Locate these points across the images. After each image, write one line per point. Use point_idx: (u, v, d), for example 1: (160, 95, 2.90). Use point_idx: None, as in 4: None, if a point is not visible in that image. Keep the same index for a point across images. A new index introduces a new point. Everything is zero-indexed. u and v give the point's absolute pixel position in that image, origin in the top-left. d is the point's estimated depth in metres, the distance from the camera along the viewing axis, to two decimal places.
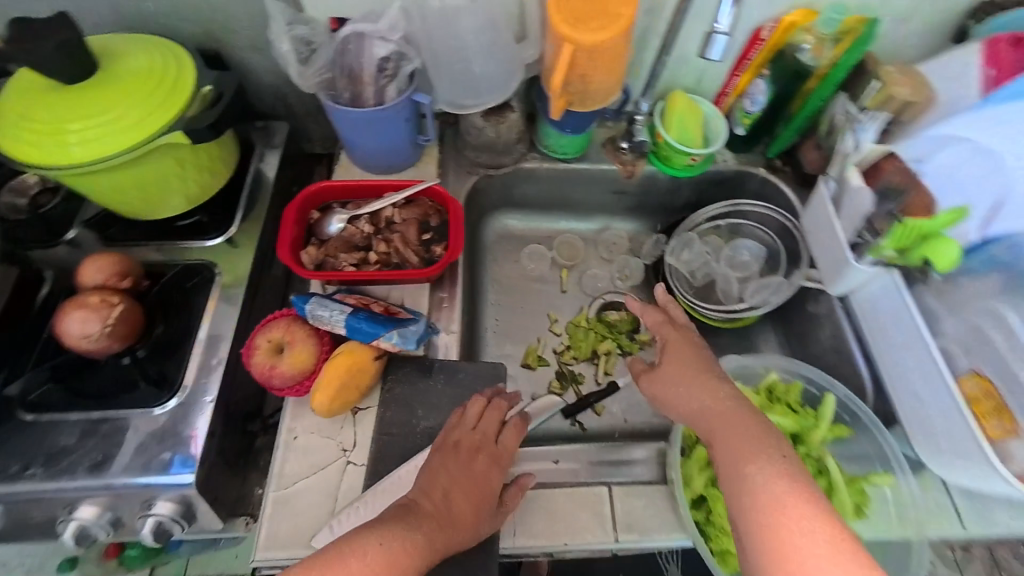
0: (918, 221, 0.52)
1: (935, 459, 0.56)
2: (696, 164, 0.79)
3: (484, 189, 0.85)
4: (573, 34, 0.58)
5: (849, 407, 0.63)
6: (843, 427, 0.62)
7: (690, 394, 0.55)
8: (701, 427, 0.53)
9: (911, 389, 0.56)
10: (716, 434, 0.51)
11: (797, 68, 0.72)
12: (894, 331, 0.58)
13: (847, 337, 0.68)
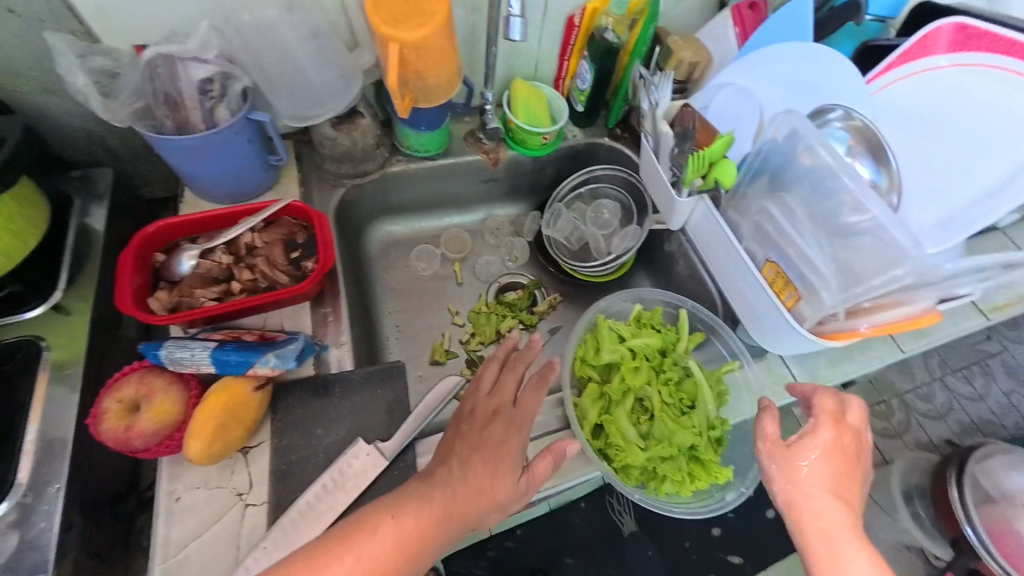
0: (713, 144, 0.60)
1: (769, 342, 0.65)
2: (549, 142, 0.88)
3: (353, 200, 0.84)
4: (394, 32, 0.60)
5: (699, 316, 0.74)
6: (699, 333, 0.73)
7: (810, 471, 0.50)
8: (804, 502, 0.49)
9: (738, 289, 0.65)
10: (822, 517, 0.48)
11: (607, 46, 0.80)
12: (718, 247, 0.66)
13: (696, 265, 0.80)
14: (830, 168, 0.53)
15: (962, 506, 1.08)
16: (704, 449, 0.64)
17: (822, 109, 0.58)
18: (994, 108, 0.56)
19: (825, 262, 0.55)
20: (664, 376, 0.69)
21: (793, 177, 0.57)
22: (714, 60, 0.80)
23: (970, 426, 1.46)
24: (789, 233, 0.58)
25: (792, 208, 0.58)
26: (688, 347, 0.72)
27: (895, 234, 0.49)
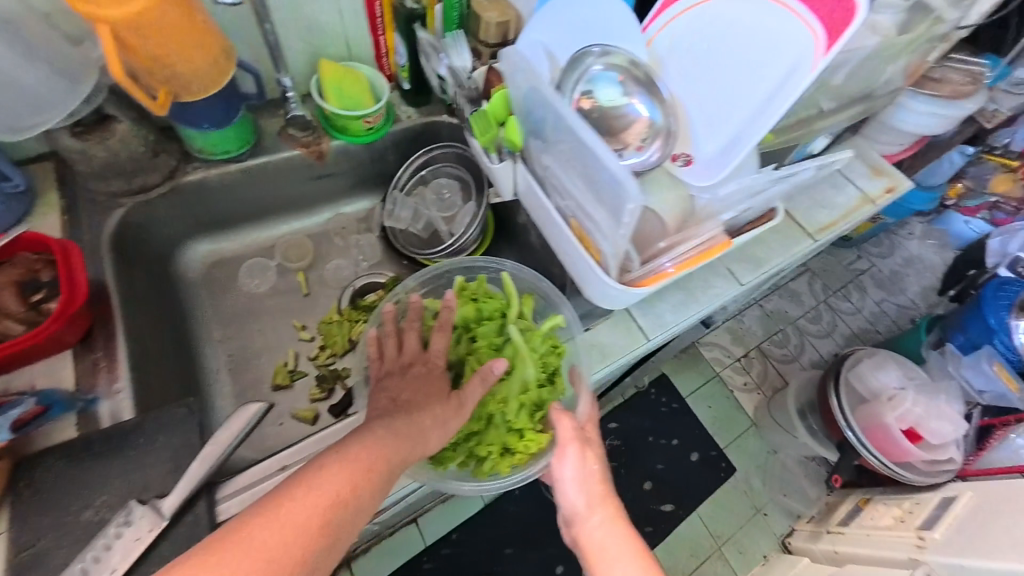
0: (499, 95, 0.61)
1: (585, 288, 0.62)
2: (376, 126, 0.80)
3: (144, 219, 0.71)
4: (93, 7, 0.49)
5: (523, 276, 0.70)
6: (523, 295, 0.68)
7: (575, 469, 0.58)
8: (573, 492, 0.58)
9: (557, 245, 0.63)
10: (583, 503, 0.57)
11: (407, 14, 0.74)
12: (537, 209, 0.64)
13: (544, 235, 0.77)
14: (569, 123, 0.48)
15: (842, 414, 1.19)
16: (512, 415, 0.61)
17: (577, 55, 0.54)
18: (756, 36, 0.53)
19: (600, 215, 0.52)
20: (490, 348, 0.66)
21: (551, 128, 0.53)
22: (522, 19, 0.75)
23: (851, 337, 1.62)
24: (568, 186, 0.55)
25: (563, 160, 0.54)
26: (514, 312, 0.67)
27: (614, 171, 0.45)
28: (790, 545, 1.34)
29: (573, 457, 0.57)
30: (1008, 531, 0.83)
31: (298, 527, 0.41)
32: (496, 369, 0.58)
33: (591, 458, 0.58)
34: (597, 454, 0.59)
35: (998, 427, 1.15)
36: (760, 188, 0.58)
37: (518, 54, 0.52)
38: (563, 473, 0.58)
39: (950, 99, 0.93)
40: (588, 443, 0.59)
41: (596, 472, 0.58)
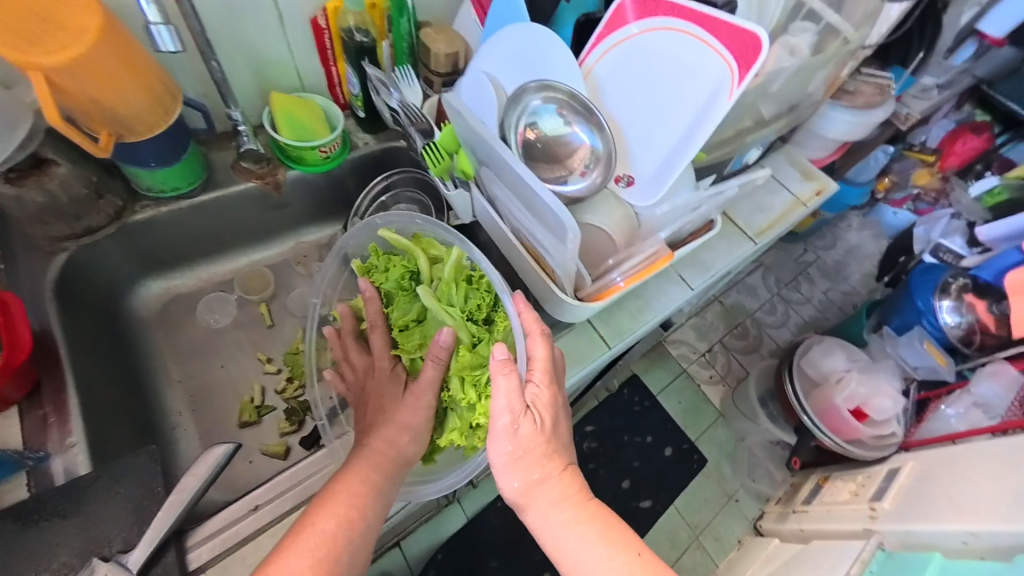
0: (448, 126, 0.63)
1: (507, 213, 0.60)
2: (331, 155, 0.81)
3: (91, 261, 0.69)
4: (22, 53, 0.48)
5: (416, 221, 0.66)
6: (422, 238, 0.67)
7: (504, 450, 0.55)
8: (511, 473, 0.56)
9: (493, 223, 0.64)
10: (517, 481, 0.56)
11: (358, 48, 0.75)
12: (489, 224, 0.66)
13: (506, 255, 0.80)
14: (505, 160, 0.52)
15: (797, 401, 1.29)
16: (459, 396, 0.61)
17: (516, 94, 0.56)
18: (677, 66, 0.58)
19: (547, 238, 0.56)
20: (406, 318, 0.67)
21: (490, 160, 0.56)
22: (471, 49, 0.80)
23: (804, 324, 1.73)
24: (515, 212, 0.59)
25: (508, 188, 0.58)
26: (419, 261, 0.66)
27: (545, 200, 0.49)
28: (761, 527, 1.41)
29: (506, 434, 0.54)
30: (951, 497, 0.90)
31: (319, 549, 0.48)
32: (442, 341, 0.60)
33: (533, 431, 0.55)
34: (539, 424, 0.55)
35: (933, 399, 1.27)
36: (696, 204, 0.63)
37: (456, 100, 0.57)
38: (496, 453, 0.55)
39: (865, 109, 1.03)
40: (528, 412, 0.55)
41: (534, 447, 0.55)
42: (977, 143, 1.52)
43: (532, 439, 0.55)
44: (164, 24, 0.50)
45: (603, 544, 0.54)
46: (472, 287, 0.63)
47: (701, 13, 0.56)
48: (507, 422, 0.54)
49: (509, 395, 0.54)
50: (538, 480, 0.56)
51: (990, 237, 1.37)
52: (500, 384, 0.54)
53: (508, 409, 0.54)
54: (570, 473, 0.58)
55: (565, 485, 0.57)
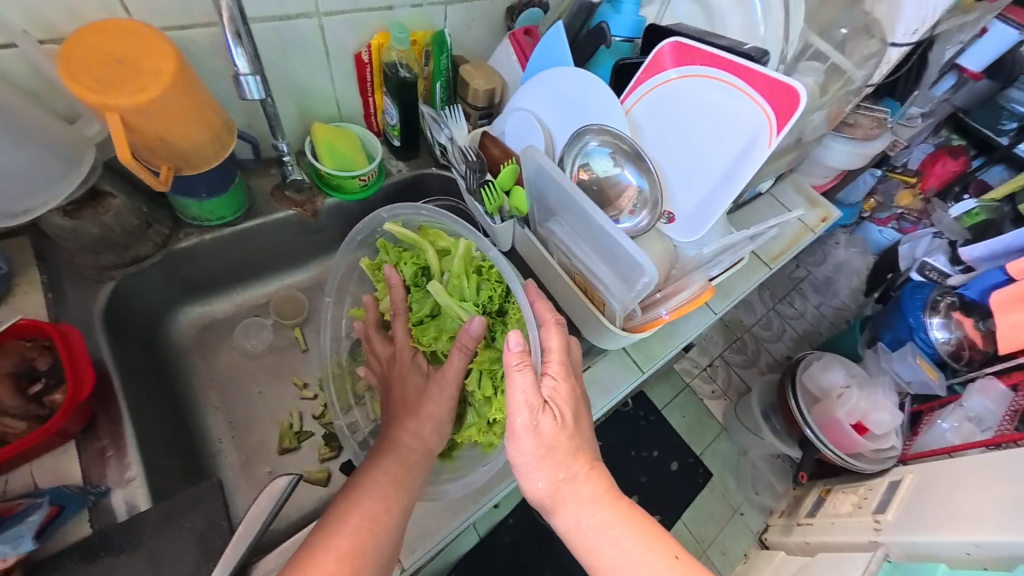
0: (507, 165, 0.66)
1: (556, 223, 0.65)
2: (370, 183, 0.81)
3: (133, 288, 0.69)
4: (104, 96, 0.50)
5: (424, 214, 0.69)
6: (430, 232, 0.69)
7: (527, 450, 0.54)
8: (535, 473, 0.55)
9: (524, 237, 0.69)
10: (541, 482, 0.55)
11: (400, 82, 0.76)
12: (528, 250, 0.70)
13: None
14: (587, 210, 0.57)
15: (801, 414, 1.32)
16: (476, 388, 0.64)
17: (577, 134, 0.66)
18: (714, 113, 0.63)
19: (608, 273, 0.61)
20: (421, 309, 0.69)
21: (561, 204, 0.62)
22: (506, 84, 0.83)
23: (798, 338, 1.79)
24: (578, 252, 0.63)
25: (573, 231, 0.63)
26: (429, 253, 0.68)
27: (629, 249, 0.54)
28: (766, 540, 1.43)
29: (527, 431, 0.53)
30: (947, 508, 0.91)
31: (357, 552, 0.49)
32: (473, 331, 0.59)
33: (554, 428, 0.54)
34: (559, 420, 0.54)
35: (926, 412, 1.30)
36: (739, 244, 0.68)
37: (537, 150, 0.61)
38: (519, 452, 0.55)
39: (864, 140, 1.06)
40: (547, 406, 0.54)
41: (558, 444, 0.54)
42: (954, 167, 1.57)
43: (554, 436, 0.54)
44: (253, 74, 0.57)
45: (642, 548, 0.54)
46: (482, 277, 0.66)
47: (738, 64, 0.60)
48: (527, 420, 0.53)
49: (524, 388, 0.53)
50: (566, 478, 0.56)
51: (972, 258, 1.34)
52: (516, 379, 0.54)
53: (526, 405, 0.53)
54: (597, 473, 0.57)
55: (592, 486, 0.56)
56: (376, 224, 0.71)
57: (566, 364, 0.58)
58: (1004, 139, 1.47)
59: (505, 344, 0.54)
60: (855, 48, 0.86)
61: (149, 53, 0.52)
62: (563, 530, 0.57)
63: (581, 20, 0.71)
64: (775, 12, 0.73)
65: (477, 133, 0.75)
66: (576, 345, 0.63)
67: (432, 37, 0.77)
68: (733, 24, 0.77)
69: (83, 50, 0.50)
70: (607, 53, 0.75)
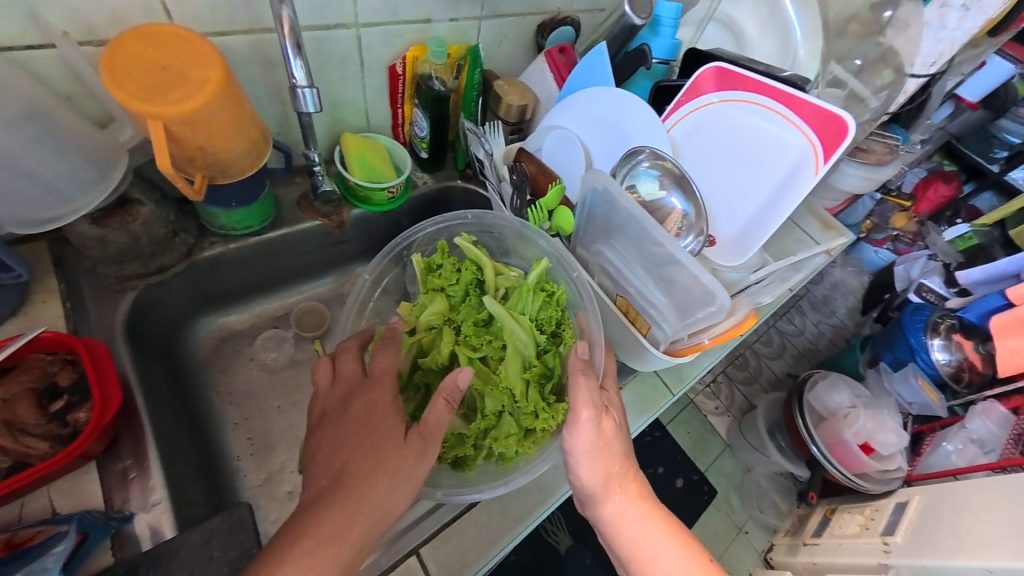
0: (556, 183, 0.69)
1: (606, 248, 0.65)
2: (397, 195, 0.79)
3: (154, 299, 0.67)
4: (148, 104, 0.48)
5: (487, 221, 0.68)
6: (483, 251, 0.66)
7: (584, 444, 0.54)
8: (588, 469, 0.54)
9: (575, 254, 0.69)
10: (596, 482, 0.54)
11: (434, 95, 0.75)
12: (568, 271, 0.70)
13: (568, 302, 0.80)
14: (646, 228, 0.57)
15: (807, 432, 1.27)
16: (522, 400, 0.58)
17: (629, 153, 0.66)
18: (760, 140, 0.66)
19: (659, 296, 0.61)
20: (464, 316, 0.64)
21: (619, 225, 0.62)
22: (539, 100, 0.83)
23: (798, 356, 1.76)
24: (628, 277, 0.63)
25: (623, 256, 0.63)
26: (488, 269, 0.65)
27: (700, 279, 0.54)
28: (771, 560, 1.39)
29: (589, 425, 0.54)
30: (953, 533, 0.90)
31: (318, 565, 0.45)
32: (460, 380, 0.54)
33: (610, 426, 0.55)
34: (616, 422, 0.56)
35: (928, 433, 1.28)
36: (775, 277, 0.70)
37: (599, 172, 0.60)
38: (577, 442, 0.54)
39: (877, 166, 0.99)
40: (606, 410, 0.56)
41: (613, 441, 0.55)
42: (946, 192, 1.57)
43: (610, 435, 0.55)
44: (309, 87, 0.58)
45: (683, 557, 0.53)
46: (547, 296, 0.63)
47: (785, 93, 0.63)
48: (589, 413, 0.54)
49: (586, 382, 0.56)
50: (619, 473, 0.55)
51: (967, 281, 1.36)
52: (579, 381, 0.56)
53: (589, 398, 0.55)
54: (638, 478, 0.57)
55: (634, 485, 0.56)
56: (454, 224, 0.69)
57: (615, 379, 0.62)
58: (995, 166, 1.48)
59: (572, 351, 0.58)
60: (871, 78, 0.85)
61: (196, 63, 0.50)
62: (605, 530, 0.55)
63: (621, 43, 0.73)
64: (814, 37, 0.75)
65: (513, 148, 0.76)
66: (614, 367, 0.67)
67: (466, 52, 0.76)
68: (768, 50, 0.79)
69: (129, 58, 0.48)
70: (645, 74, 0.77)
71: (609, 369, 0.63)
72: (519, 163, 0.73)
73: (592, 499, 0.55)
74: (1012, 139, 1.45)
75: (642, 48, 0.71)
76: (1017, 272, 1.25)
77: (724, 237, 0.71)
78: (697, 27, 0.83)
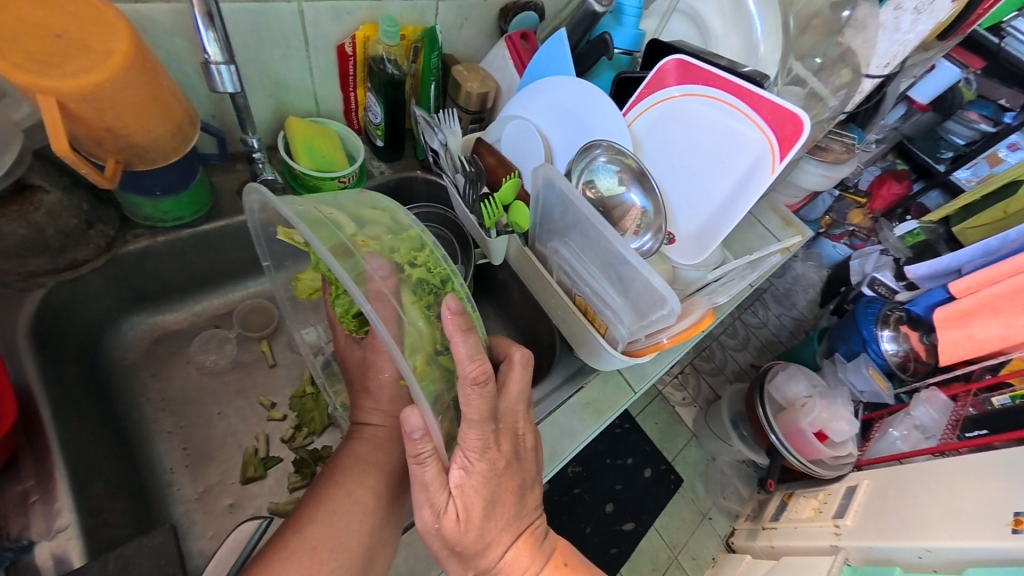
0: (513, 179, 0.66)
1: (558, 242, 0.64)
2: (350, 185, 0.74)
3: (69, 298, 0.60)
4: (36, 76, 0.42)
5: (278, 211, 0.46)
6: None
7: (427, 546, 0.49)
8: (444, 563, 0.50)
9: (527, 259, 0.69)
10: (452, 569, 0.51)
11: (386, 79, 0.70)
12: (530, 267, 0.69)
13: (535, 304, 0.75)
14: (606, 238, 0.55)
15: (767, 421, 1.29)
16: None
17: (586, 147, 0.65)
18: (720, 137, 0.65)
19: (612, 295, 0.60)
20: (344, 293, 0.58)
21: (574, 222, 0.59)
22: (501, 88, 0.80)
23: (761, 347, 1.81)
24: (585, 275, 0.62)
25: (579, 256, 0.62)
26: None
27: (652, 281, 0.52)
28: (733, 544, 1.42)
29: (430, 534, 0.46)
30: (897, 514, 0.94)
31: (369, 463, 0.54)
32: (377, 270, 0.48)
33: (457, 527, 0.46)
34: (463, 521, 0.46)
35: (877, 420, 1.33)
36: (735, 275, 0.71)
37: (552, 166, 0.58)
38: (433, 548, 0.48)
39: (835, 164, 1.00)
40: (451, 511, 0.46)
41: (474, 539, 0.47)
42: (898, 190, 1.62)
43: (465, 538, 0.47)
44: (225, 63, 0.53)
45: None
46: (419, 272, 0.51)
47: (745, 89, 0.63)
48: (428, 521, 0.45)
49: (429, 491, 0.45)
50: (493, 555, 0.50)
51: (916, 275, 1.40)
52: (415, 473, 0.45)
53: (427, 507, 0.45)
54: (522, 546, 0.52)
55: (520, 561, 0.52)
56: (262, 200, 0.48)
57: (486, 445, 0.46)
58: (942, 166, 1.55)
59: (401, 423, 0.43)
60: (830, 76, 0.85)
61: (99, 34, 0.44)
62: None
63: (582, 31, 0.71)
64: (774, 34, 0.74)
65: (471, 139, 0.72)
66: (521, 388, 0.51)
67: (422, 34, 0.72)
68: (731, 45, 0.78)
69: (14, 21, 0.42)
70: (608, 65, 0.76)
71: (484, 433, 0.46)
72: (476, 155, 0.70)
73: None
74: (958, 141, 1.50)
75: (604, 36, 0.68)
76: (958, 267, 1.29)
77: (684, 235, 0.70)
78: (662, 18, 0.83)
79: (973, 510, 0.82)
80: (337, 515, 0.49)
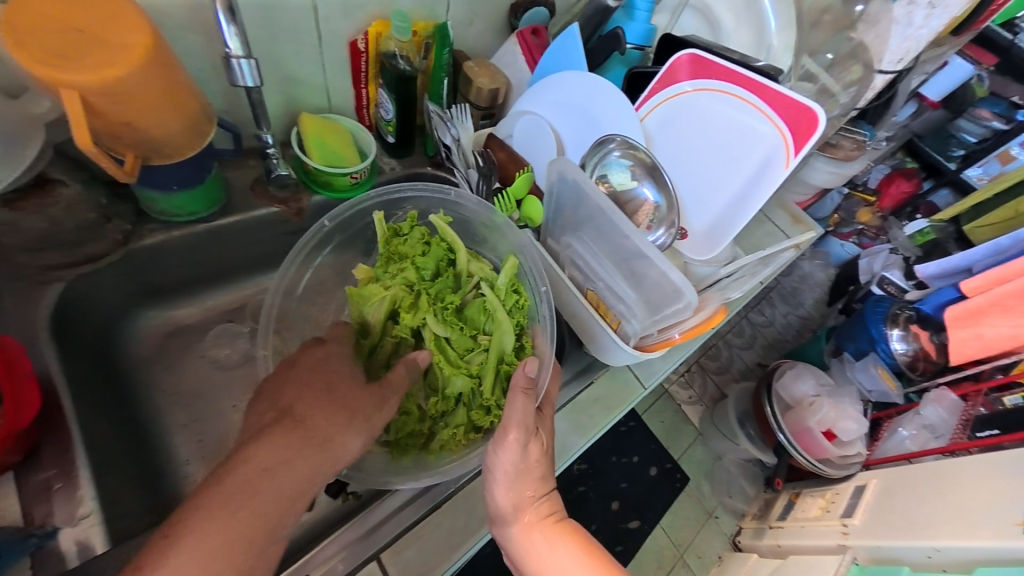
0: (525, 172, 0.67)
1: (573, 236, 0.64)
2: (362, 180, 0.74)
3: (87, 291, 0.61)
4: (60, 69, 0.42)
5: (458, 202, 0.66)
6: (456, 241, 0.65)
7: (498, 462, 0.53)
8: (499, 488, 0.54)
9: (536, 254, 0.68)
10: (500, 496, 0.54)
11: (397, 75, 0.70)
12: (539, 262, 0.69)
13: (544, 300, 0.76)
14: (621, 231, 0.56)
15: (775, 420, 1.28)
16: (485, 391, 0.60)
17: (599, 142, 0.65)
18: (733, 133, 0.65)
19: (626, 290, 0.60)
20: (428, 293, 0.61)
21: (589, 216, 0.60)
22: (511, 84, 0.80)
23: (767, 346, 1.80)
24: (598, 270, 0.62)
25: (592, 250, 0.62)
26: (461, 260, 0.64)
27: (668, 274, 0.53)
28: (739, 543, 1.42)
29: (515, 446, 0.52)
30: (907, 513, 0.93)
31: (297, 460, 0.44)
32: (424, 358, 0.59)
33: (535, 452, 0.54)
34: (542, 445, 0.55)
35: (885, 420, 1.32)
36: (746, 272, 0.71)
37: (567, 160, 0.58)
38: (499, 462, 0.53)
39: (844, 162, 1.00)
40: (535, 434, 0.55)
41: (535, 466, 0.54)
42: (907, 188, 1.61)
43: (534, 461, 0.55)
44: (246, 58, 0.53)
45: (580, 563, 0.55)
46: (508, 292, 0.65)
47: (759, 84, 0.63)
48: (517, 439, 0.52)
49: (529, 405, 0.54)
50: (532, 496, 0.55)
51: (924, 274, 1.39)
52: (517, 399, 0.53)
53: (521, 421, 0.53)
54: (551, 499, 0.57)
55: (548, 508, 0.56)
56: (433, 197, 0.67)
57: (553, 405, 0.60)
58: (952, 164, 1.53)
59: (521, 366, 0.56)
60: (841, 73, 0.85)
61: (119, 28, 0.45)
62: (511, 549, 0.56)
63: (594, 26, 0.71)
64: (785, 30, 0.74)
65: (482, 134, 0.73)
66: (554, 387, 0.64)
67: (433, 30, 0.72)
68: (742, 41, 0.78)
69: (39, 15, 0.42)
70: (618, 60, 0.75)
71: (549, 394, 0.61)
72: (488, 151, 0.71)
73: (500, 521, 0.55)
74: (969, 139, 1.48)
75: (615, 32, 0.69)
76: (968, 267, 1.28)
77: (696, 231, 0.70)
78: (673, 14, 0.81)
79: (985, 507, 0.81)
80: (257, 512, 0.41)
